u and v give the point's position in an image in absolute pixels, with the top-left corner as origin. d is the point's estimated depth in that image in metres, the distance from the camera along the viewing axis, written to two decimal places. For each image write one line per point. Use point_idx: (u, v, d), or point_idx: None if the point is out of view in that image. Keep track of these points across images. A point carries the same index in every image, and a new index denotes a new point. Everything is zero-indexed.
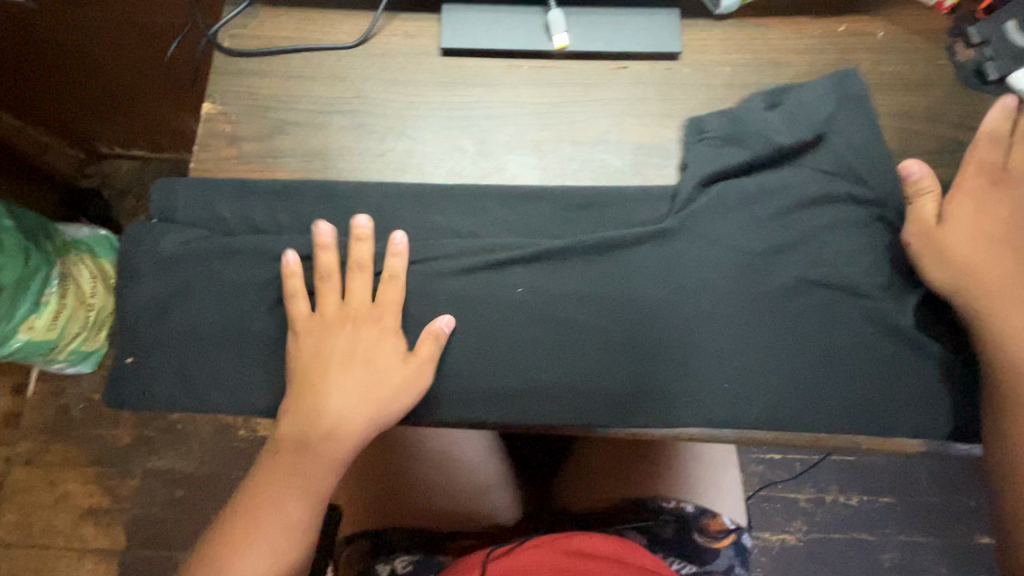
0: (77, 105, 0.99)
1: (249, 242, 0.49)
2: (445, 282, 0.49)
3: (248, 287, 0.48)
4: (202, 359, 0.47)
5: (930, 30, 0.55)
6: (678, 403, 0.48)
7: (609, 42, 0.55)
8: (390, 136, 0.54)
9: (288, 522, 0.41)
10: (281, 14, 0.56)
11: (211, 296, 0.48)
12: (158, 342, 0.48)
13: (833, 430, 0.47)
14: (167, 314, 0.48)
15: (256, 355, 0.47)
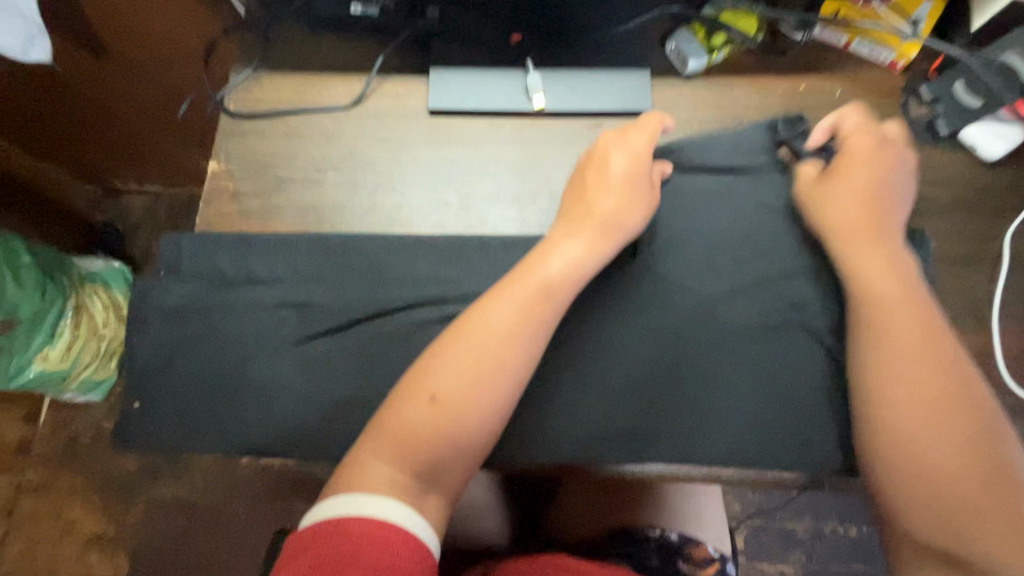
0: (97, 149, 1.06)
1: (247, 292, 0.53)
2: (427, 329, 0.52)
3: (245, 334, 0.52)
4: (202, 404, 0.51)
5: (885, 88, 0.58)
6: (657, 445, 0.50)
7: (584, 104, 0.59)
8: (380, 190, 0.58)
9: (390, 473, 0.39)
10: (282, 80, 0.61)
11: (211, 344, 0.52)
12: (160, 388, 0.51)
13: (800, 471, 0.49)
14: (171, 361, 0.52)
15: (250, 400, 0.51)
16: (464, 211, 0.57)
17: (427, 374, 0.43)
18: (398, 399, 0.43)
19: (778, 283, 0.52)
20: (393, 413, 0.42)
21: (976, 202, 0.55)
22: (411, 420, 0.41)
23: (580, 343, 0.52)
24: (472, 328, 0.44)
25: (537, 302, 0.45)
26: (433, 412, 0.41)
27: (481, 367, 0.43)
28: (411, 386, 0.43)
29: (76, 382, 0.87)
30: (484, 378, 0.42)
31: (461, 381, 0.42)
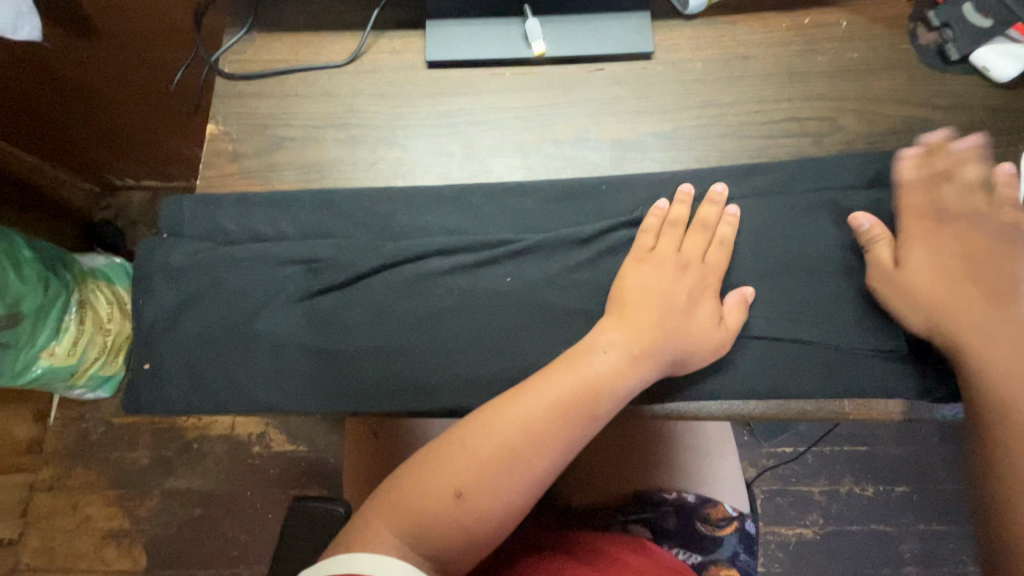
0: (91, 142, 1.05)
1: (252, 249, 0.52)
2: (436, 278, 0.51)
3: (252, 291, 0.51)
4: (213, 361, 0.50)
5: (891, 16, 0.57)
6: (675, 380, 0.49)
7: (583, 47, 0.58)
8: (382, 145, 0.57)
9: (403, 523, 0.40)
10: (275, 39, 0.60)
11: (219, 301, 0.51)
12: (171, 347, 0.51)
13: (827, 396, 0.49)
14: (179, 320, 0.51)
15: (261, 355, 0.50)
16: (467, 162, 0.57)
17: (446, 468, 0.41)
18: (415, 480, 0.42)
19: (797, 218, 0.51)
20: (411, 496, 0.41)
21: (989, 126, 0.54)
22: (431, 508, 0.40)
23: (593, 282, 0.51)
24: (492, 430, 0.42)
25: (575, 408, 0.43)
26: (463, 472, 0.41)
27: (500, 468, 0.41)
28: (431, 481, 0.41)
29: (83, 377, 0.86)
30: (515, 482, 0.41)
31: (487, 483, 0.41)
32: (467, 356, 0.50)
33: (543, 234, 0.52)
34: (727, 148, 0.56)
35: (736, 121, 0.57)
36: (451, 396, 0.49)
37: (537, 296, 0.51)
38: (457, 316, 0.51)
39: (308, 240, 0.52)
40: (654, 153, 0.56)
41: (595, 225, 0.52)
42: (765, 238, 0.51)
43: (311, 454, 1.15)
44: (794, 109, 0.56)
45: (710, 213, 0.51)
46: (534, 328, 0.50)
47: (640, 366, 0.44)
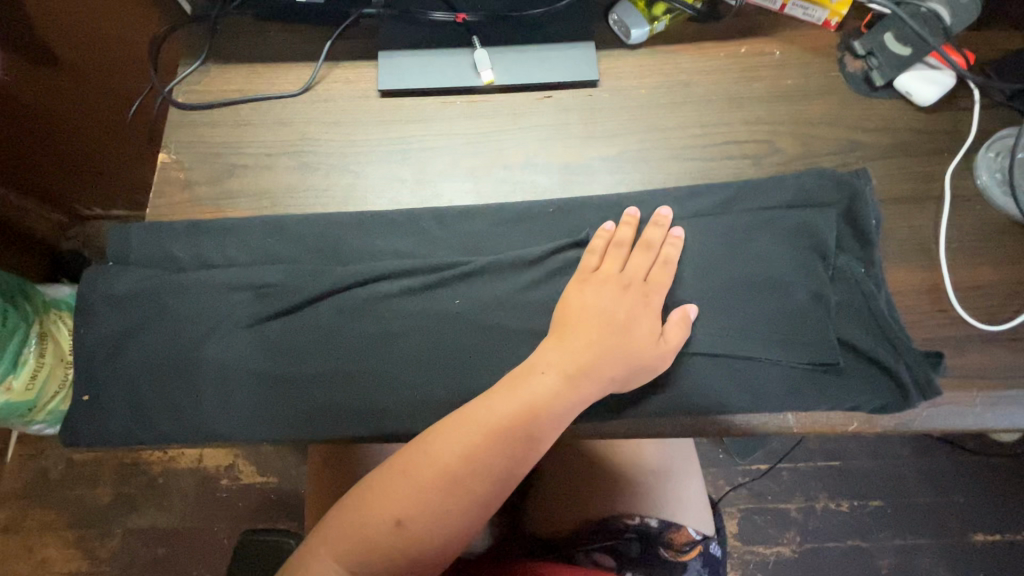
0: (61, 174, 1.05)
1: (200, 276, 0.52)
2: (384, 302, 0.52)
3: (198, 318, 0.51)
4: (156, 391, 0.49)
5: (820, 45, 0.61)
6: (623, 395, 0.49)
7: (531, 76, 0.60)
8: (334, 171, 0.58)
9: (347, 554, 0.40)
10: (230, 70, 0.61)
11: (163, 329, 0.51)
12: (113, 377, 0.50)
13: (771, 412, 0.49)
14: (123, 350, 0.51)
15: (206, 383, 0.49)
16: (419, 187, 0.58)
17: (387, 496, 0.41)
18: (357, 508, 0.41)
19: (736, 236, 0.53)
20: (356, 525, 0.41)
21: (916, 146, 0.57)
22: (371, 537, 0.40)
23: (540, 303, 0.52)
24: (433, 455, 0.42)
25: (515, 430, 0.43)
26: (407, 499, 0.41)
27: (440, 492, 0.41)
28: (375, 509, 0.41)
29: (43, 414, 0.78)
30: (456, 508, 0.41)
31: (428, 510, 0.41)
32: (415, 379, 0.50)
33: (491, 256, 0.53)
34: (672, 171, 0.58)
35: (680, 144, 0.59)
36: (399, 420, 0.49)
37: (485, 317, 0.51)
38: (405, 339, 0.51)
39: (256, 267, 0.52)
40: (602, 176, 0.58)
41: (542, 247, 0.53)
42: (707, 254, 0.52)
43: (281, 486, 1.12)
44: (733, 132, 0.59)
45: (653, 233, 0.52)
46: (482, 349, 0.50)
47: (580, 386, 0.45)
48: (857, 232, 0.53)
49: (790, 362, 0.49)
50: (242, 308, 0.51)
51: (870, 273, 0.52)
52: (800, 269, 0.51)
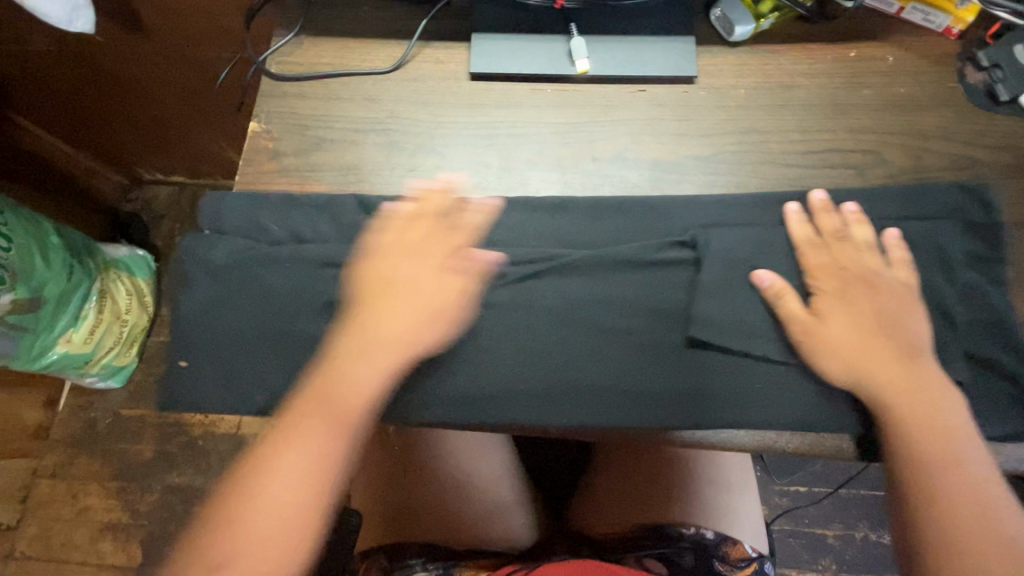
0: (129, 140, 1.18)
1: (298, 248, 0.52)
2: (480, 289, 0.51)
3: (291, 291, 0.51)
4: (248, 362, 0.50)
5: (938, 54, 0.57)
6: (721, 403, 0.48)
7: (627, 68, 0.58)
8: (420, 152, 0.57)
9: (267, 514, 0.40)
10: (323, 43, 0.61)
11: (256, 300, 0.51)
12: (205, 345, 0.51)
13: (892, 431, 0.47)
14: (215, 319, 0.51)
15: (297, 358, 0.50)
16: (504, 174, 0.57)
17: (270, 464, 0.41)
18: (251, 473, 0.41)
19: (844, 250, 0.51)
20: (246, 488, 0.41)
21: None
22: (245, 503, 0.40)
23: (634, 301, 0.51)
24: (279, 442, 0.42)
25: (355, 408, 0.44)
26: (281, 464, 0.41)
27: (293, 461, 0.41)
28: (256, 474, 0.41)
29: (96, 365, 1.11)
30: (298, 479, 0.41)
31: (282, 478, 0.41)
32: (505, 370, 0.50)
33: (589, 250, 0.52)
34: (768, 176, 0.55)
35: (778, 149, 0.56)
36: (488, 411, 0.49)
37: (578, 311, 0.51)
38: (496, 329, 0.50)
39: (349, 245, 0.52)
40: (694, 176, 0.56)
41: (640, 246, 0.52)
42: (839, 256, 0.49)
43: None
44: (837, 139, 0.56)
45: (793, 231, 0.51)
46: (575, 345, 0.50)
47: (396, 368, 0.46)
48: (992, 247, 0.50)
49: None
50: (341, 287, 0.51)
51: (1000, 291, 0.50)
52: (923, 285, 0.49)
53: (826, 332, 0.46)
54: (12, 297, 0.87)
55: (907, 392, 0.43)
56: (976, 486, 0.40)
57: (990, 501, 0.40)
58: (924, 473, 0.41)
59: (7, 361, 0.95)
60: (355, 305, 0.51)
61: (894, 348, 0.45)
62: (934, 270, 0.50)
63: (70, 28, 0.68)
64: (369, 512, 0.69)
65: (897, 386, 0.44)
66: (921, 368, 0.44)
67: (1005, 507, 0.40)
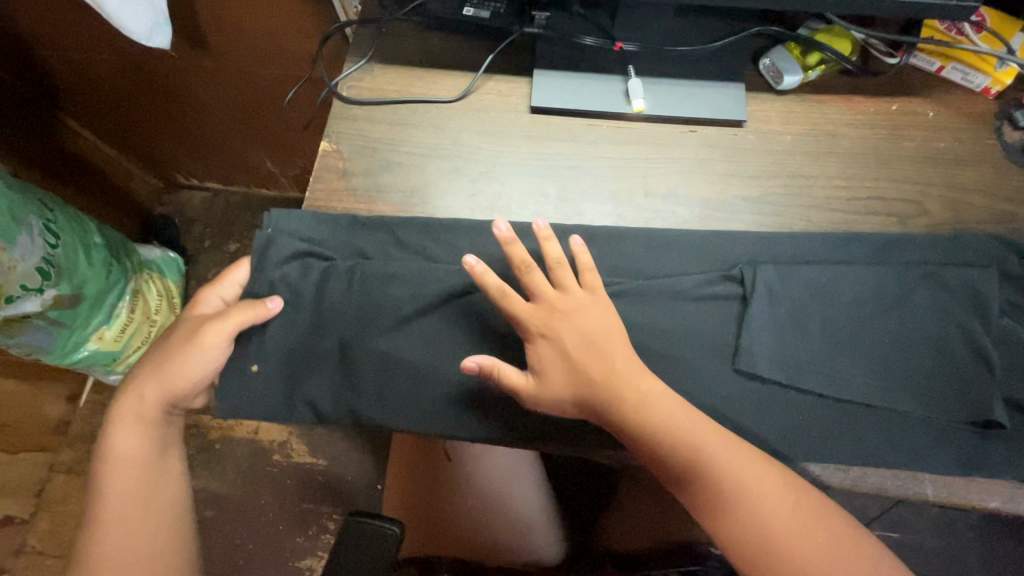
0: (172, 146, 1.22)
1: (371, 266, 0.56)
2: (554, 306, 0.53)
3: (365, 306, 0.55)
4: (318, 376, 0.54)
5: (977, 112, 0.60)
6: (768, 435, 0.51)
7: (680, 109, 0.61)
8: (481, 178, 0.60)
9: (123, 548, 0.50)
10: (392, 71, 0.64)
11: (328, 314, 0.55)
12: (275, 356, 0.54)
13: (924, 469, 0.49)
14: (290, 327, 0.54)
15: (371, 369, 0.54)
16: (561, 204, 0.59)
17: (104, 516, 0.50)
18: (105, 528, 0.50)
19: (883, 293, 0.53)
20: (105, 539, 0.50)
21: None
22: (108, 549, 0.49)
23: (686, 330, 0.53)
24: (117, 515, 0.50)
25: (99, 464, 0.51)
26: (109, 511, 0.50)
27: (123, 511, 0.50)
28: (105, 525, 0.50)
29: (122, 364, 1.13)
30: (130, 518, 0.50)
31: (121, 523, 0.50)
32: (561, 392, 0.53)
33: (647, 280, 0.55)
34: (812, 219, 0.58)
35: (822, 193, 0.59)
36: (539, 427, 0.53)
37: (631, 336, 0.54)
38: None
39: (419, 263, 0.56)
40: (741, 215, 0.58)
41: (694, 278, 0.55)
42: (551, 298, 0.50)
43: (329, 469, 1.18)
44: (879, 188, 0.59)
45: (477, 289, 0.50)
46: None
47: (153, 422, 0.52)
48: None
49: (948, 422, 0.50)
50: (411, 304, 0.55)
51: None
52: (957, 331, 0.52)
53: (543, 379, 0.49)
54: (55, 292, 0.90)
55: (713, 457, 0.46)
56: (825, 533, 0.44)
57: (799, 549, 0.43)
58: (726, 516, 0.45)
59: (43, 355, 0.98)
60: (423, 321, 0.55)
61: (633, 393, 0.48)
62: (969, 315, 0.52)
63: (143, 39, 0.71)
64: (408, 519, 0.70)
65: (725, 450, 0.46)
66: (703, 431, 0.47)
67: (807, 550, 0.43)
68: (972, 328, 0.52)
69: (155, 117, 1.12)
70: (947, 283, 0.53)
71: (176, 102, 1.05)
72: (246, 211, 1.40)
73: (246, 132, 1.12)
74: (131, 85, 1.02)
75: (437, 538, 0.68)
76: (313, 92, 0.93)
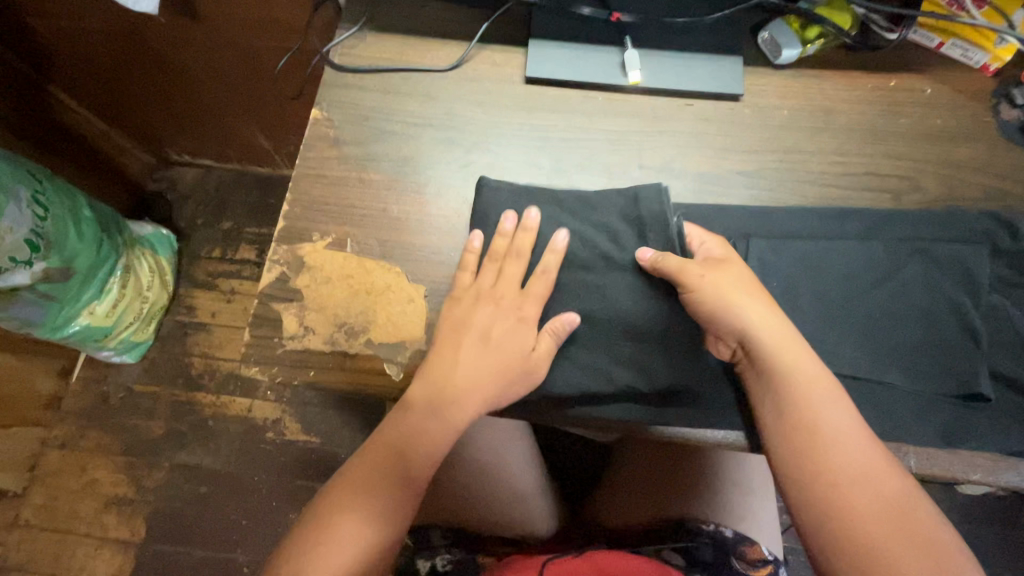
0: (163, 120, 1.20)
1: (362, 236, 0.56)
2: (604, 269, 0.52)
3: (357, 275, 0.55)
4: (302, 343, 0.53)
5: (974, 89, 0.60)
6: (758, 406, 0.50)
7: (676, 82, 0.60)
8: (474, 149, 0.60)
9: (354, 528, 0.45)
10: (385, 39, 0.63)
11: (319, 282, 0.54)
12: (264, 323, 0.54)
13: (906, 442, 0.50)
14: (280, 294, 0.54)
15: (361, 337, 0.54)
16: (554, 176, 0.59)
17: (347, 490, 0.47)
18: (339, 503, 0.47)
19: (875, 267, 0.53)
20: (311, 509, 0.47)
21: None
22: (328, 518, 0.46)
23: None
24: (335, 486, 0.48)
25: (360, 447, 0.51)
26: (359, 488, 0.47)
27: (337, 486, 0.48)
28: (334, 499, 0.47)
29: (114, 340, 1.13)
30: (351, 493, 0.47)
31: (353, 497, 0.47)
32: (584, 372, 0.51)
33: None
34: (807, 194, 0.58)
35: (818, 169, 0.58)
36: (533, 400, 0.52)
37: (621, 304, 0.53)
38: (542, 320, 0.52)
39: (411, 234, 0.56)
40: (736, 189, 0.58)
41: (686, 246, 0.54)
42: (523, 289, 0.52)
43: (323, 447, 1.19)
44: (875, 164, 0.58)
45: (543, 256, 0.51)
46: (643, 335, 0.50)
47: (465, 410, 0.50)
48: (1018, 273, 0.53)
49: (932, 395, 0.50)
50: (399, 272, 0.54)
51: None
52: (945, 306, 0.52)
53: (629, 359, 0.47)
54: (45, 265, 0.89)
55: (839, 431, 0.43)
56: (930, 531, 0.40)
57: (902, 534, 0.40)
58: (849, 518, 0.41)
59: (33, 330, 0.98)
60: (411, 289, 0.54)
61: (818, 390, 0.45)
62: (958, 290, 0.52)
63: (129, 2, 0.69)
64: None
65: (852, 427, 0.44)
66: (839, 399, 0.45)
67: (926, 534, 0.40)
68: (961, 303, 0.52)
69: (145, 90, 1.10)
70: (940, 258, 0.53)
71: (167, 74, 1.04)
72: (240, 188, 1.39)
73: (238, 106, 1.11)
74: (120, 56, 1.00)
75: (429, 511, 0.70)
76: (307, 64, 0.91)
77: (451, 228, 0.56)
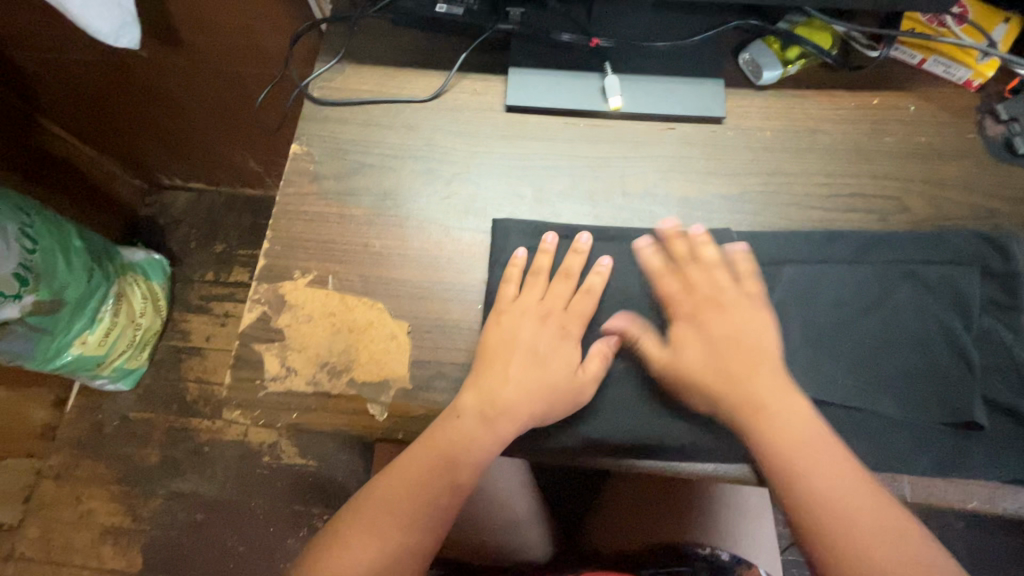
0: (153, 146, 1.20)
1: (344, 273, 0.55)
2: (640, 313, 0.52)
3: (339, 312, 0.54)
4: (285, 385, 0.52)
5: (958, 105, 0.60)
6: None
7: (657, 106, 0.60)
8: (456, 180, 0.59)
9: (390, 536, 0.45)
10: (364, 70, 0.63)
11: (301, 321, 0.54)
12: (246, 365, 0.53)
13: (901, 472, 0.49)
14: (262, 334, 0.53)
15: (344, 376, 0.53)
16: (537, 205, 0.58)
17: (387, 492, 0.47)
18: (378, 506, 0.46)
19: (864, 292, 0.52)
20: (354, 504, 0.47)
21: None
22: (366, 518, 0.46)
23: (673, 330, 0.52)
24: (377, 487, 0.48)
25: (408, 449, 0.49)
26: (402, 493, 0.46)
27: (381, 484, 0.48)
28: (374, 501, 0.47)
29: (107, 367, 1.12)
30: (396, 497, 0.46)
31: (397, 504, 0.46)
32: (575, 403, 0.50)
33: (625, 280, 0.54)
34: (794, 217, 0.57)
35: (804, 191, 0.58)
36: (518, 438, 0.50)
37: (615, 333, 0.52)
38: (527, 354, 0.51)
39: (393, 269, 0.55)
40: (721, 214, 0.58)
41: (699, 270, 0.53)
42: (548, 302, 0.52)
43: (320, 471, 1.18)
44: (860, 185, 0.58)
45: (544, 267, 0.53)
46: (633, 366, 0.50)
47: (489, 429, 0.48)
48: (1007, 294, 0.52)
49: (925, 423, 0.49)
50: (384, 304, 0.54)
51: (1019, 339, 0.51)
52: (936, 331, 0.51)
53: (679, 358, 0.49)
54: (34, 298, 0.88)
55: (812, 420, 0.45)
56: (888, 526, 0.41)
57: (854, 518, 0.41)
58: (829, 547, 0.41)
59: (24, 363, 0.97)
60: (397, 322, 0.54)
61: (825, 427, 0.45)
62: (949, 315, 0.51)
63: (111, 40, 0.68)
64: None
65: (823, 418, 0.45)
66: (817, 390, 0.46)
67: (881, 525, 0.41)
68: (952, 328, 0.51)
69: (133, 117, 1.09)
70: (929, 282, 0.52)
71: (154, 102, 1.03)
72: (231, 211, 1.38)
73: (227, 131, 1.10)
74: (107, 85, 1.00)
75: None
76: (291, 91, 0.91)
77: (434, 262, 0.56)
